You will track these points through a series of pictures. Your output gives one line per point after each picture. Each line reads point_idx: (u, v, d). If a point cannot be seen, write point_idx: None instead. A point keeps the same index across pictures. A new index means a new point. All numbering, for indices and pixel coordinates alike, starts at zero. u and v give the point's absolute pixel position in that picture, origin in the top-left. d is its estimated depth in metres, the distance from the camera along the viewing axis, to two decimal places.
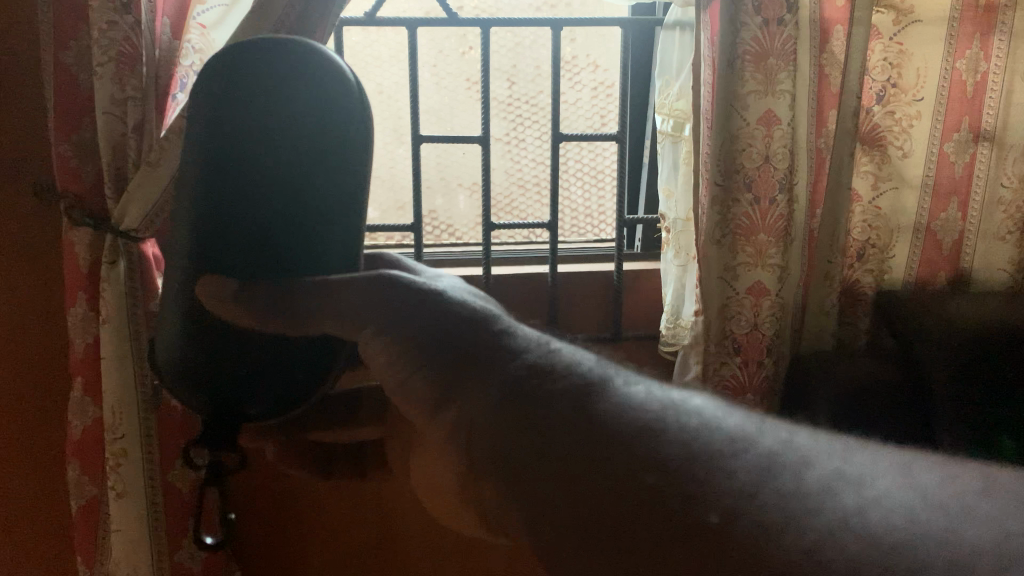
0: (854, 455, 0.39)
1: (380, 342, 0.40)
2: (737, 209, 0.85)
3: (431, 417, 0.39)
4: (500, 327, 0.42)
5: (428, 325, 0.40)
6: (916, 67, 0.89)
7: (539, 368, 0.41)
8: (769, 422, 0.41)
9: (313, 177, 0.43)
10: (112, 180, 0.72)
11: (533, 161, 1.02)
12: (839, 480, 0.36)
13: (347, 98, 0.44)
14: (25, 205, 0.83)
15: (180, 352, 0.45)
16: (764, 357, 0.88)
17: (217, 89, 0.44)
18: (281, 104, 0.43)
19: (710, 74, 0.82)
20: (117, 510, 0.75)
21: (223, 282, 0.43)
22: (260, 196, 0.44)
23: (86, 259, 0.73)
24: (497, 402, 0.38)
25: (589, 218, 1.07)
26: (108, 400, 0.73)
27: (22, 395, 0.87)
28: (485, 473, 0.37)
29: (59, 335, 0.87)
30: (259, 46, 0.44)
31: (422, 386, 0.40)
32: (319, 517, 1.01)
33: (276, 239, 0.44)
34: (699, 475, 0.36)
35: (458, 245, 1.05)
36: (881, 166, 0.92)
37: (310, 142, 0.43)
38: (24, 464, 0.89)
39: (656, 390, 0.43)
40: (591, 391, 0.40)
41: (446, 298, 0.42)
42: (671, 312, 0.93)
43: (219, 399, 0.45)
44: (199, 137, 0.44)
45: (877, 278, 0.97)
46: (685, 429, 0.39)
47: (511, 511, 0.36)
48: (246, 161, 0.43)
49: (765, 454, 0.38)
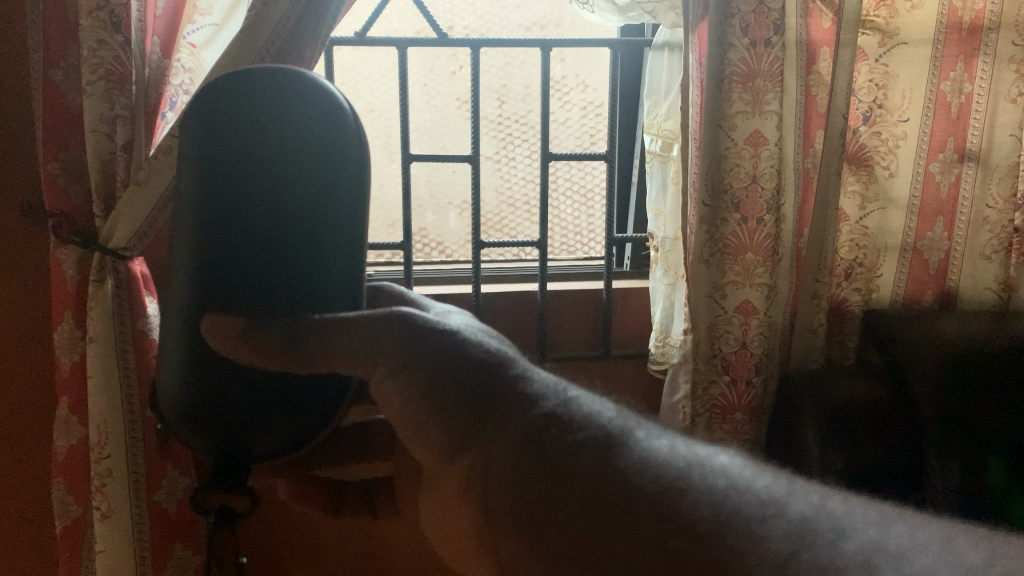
0: (890, 526, 0.37)
1: (393, 384, 0.41)
2: (725, 229, 0.85)
3: (447, 463, 0.40)
4: (517, 371, 0.42)
5: (443, 367, 0.41)
6: (901, 89, 0.90)
7: (560, 418, 0.40)
8: (799, 483, 0.41)
9: (319, 209, 0.43)
10: (99, 198, 0.72)
11: (523, 179, 1.02)
12: (877, 552, 0.34)
13: (344, 125, 0.44)
14: (14, 222, 0.83)
15: (183, 388, 0.45)
16: (752, 376, 0.89)
17: (214, 122, 0.44)
18: (282, 134, 0.43)
19: (698, 94, 0.83)
20: (102, 532, 0.74)
21: (230, 321, 0.42)
22: (262, 226, 0.43)
23: (73, 278, 0.73)
24: (516, 449, 0.39)
25: (578, 236, 1.07)
26: (94, 420, 0.73)
27: (5, 418, 0.87)
28: (500, 518, 0.38)
29: (46, 353, 0.86)
30: (258, 81, 0.44)
31: (437, 431, 0.40)
32: (313, 538, 0.99)
33: (283, 272, 0.43)
34: (730, 541, 0.35)
35: (448, 262, 1.05)
36: (869, 186, 0.93)
37: (313, 173, 0.43)
38: (8, 483, 0.88)
39: (680, 446, 0.43)
40: (613, 444, 0.40)
41: (463, 339, 0.42)
42: (660, 330, 0.93)
43: (223, 438, 0.44)
44: (198, 171, 0.44)
45: (864, 297, 0.98)
46: (712, 491, 0.38)
47: (522, 559, 0.37)
48: (245, 192, 0.43)
49: (797, 521, 0.37)
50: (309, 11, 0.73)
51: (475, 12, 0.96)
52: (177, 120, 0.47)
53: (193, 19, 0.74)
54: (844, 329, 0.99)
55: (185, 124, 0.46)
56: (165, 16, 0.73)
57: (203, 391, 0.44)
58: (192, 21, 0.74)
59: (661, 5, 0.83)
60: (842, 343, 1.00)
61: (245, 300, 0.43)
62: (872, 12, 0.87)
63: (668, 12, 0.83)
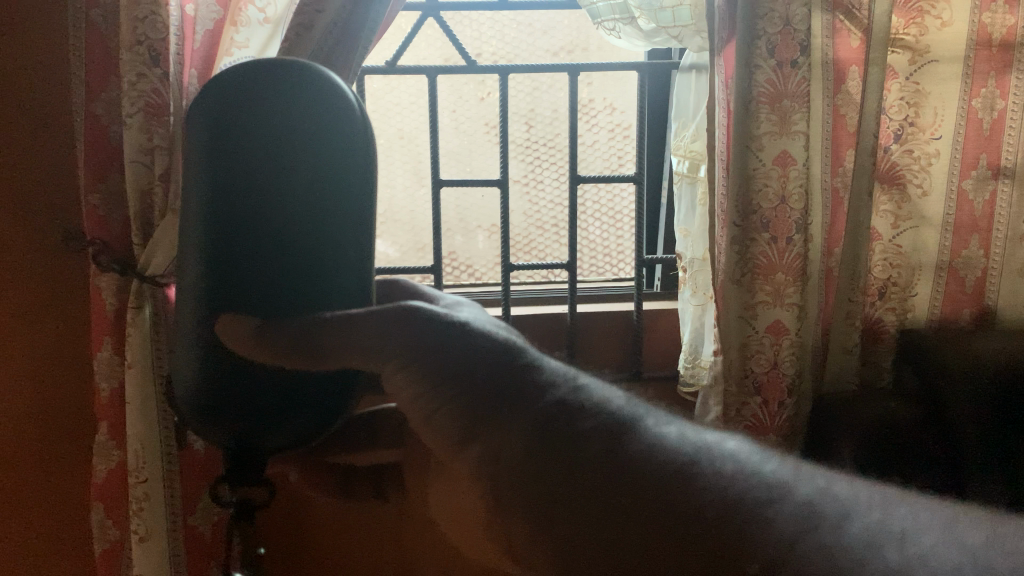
0: (893, 508, 0.37)
1: (404, 377, 0.38)
2: (755, 249, 0.85)
3: (457, 453, 0.38)
4: (532, 359, 0.40)
5: (461, 359, 0.38)
6: (933, 107, 0.89)
7: (573, 407, 0.39)
8: (805, 467, 0.41)
9: (325, 214, 0.45)
10: (138, 227, 0.74)
11: (552, 203, 1.02)
12: (882, 534, 0.35)
13: (350, 119, 0.46)
14: (56, 251, 0.85)
15: (193, 381, 0.47)
16: (785, 397, 0.88)
17: (220, 119, 0.45)
18: (290, 135, 0.44)
19: (724, 117, 0.84)
20: (139, 554, 0.76)
21: (242, 321, 0.43)
22: (270, 226, 0.45)
23: (111, 305, 0.75)
24: (532, 444, 0.37)
25: (607, 257, 1.07)
26: (131, 444, 0.74)
27: (45, 445, 0.88)
28: (516, 512, 0.37)
29: (83, 377, 0.88)
30: (265, 77, 0.45)
31: (449, 423, 0.38)
32: (345, 533, 1.01)
33: (288, 272, 0.45)
34: (739, 522, 0.36)
35: (478, 285, 1.05)
36: (901, 204, 0.92)
37: (309, 168, 0.44)
38: (47, 506, 0.90)
39: (689, 432, 0.42)
40: (626, 431, 0.39)
41: (473, 330, 0.39)
42: (690, 352, 0.93)
43: (238, 431, 0.47)
44: (207, 173, 0.45)
45: (899, 316, 0.96)
46: (720, 474, 0.39)
47: (534, 548, 0.37)
48: (252, 191, 0.44)
49: (802, 504, 0.37)
50: (341, 41, 0.74)
51: (503, 39, 0.97)
52: (185, 114, 0.49)
53: (229, 50, 0.75)
54: (877, 350, 0.98)
55: (194, 125, 0.47)
56: (202, 49, 0.75)
57: (219, 390, 0.46)
58: (229, 52, 0.75)
59: (686, 30, 0.84)
60: (877, 367, 0.98)
61: (248, 302, 0.45)
62: (900, 31, 0.86)
63: (694, 36, 0.85)
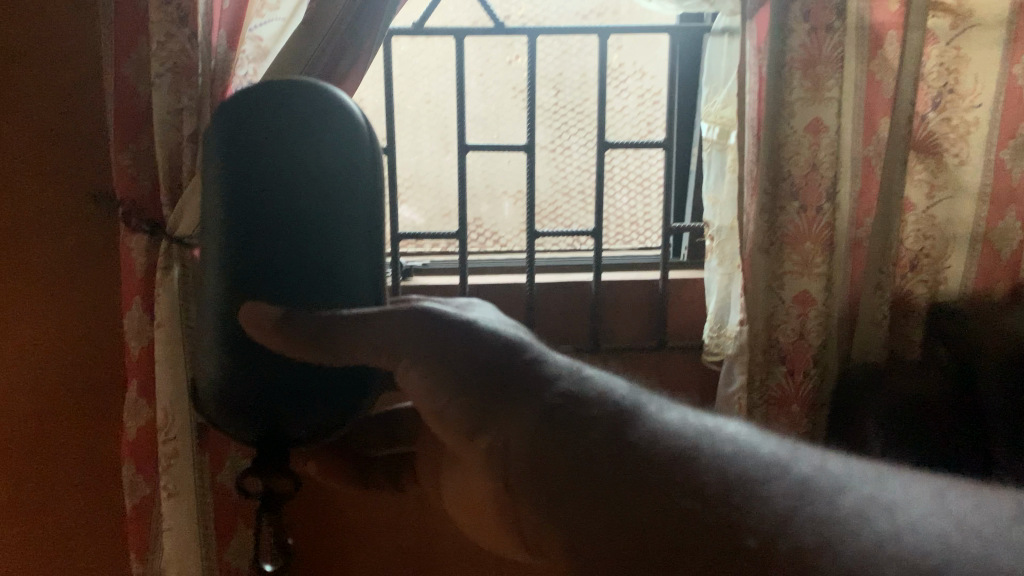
0: (889, 483, 0.40)
1: (418, 372, 0.46)
2: (785, 218, 0.84)
3: (467, 440, 0.45)
4: (533, 354, 0.47)
5: (466, 355, 0.46)
6: (973, 74, 0.86)
7: (571, 395, 0.45)
8: (803, 448, 0.43)
9: (338, 214, 0.52)
10: (167, 188, 0.74)
11: (579, 169, 1.02)
12: (873, 506, 0.38)
13: (357, 131, 0.52)
14: (87, 211, 0.86)
15: (223, 372, 0.53)
16: (811, 367, 0.87)
17: (244, 131, 0.53)
18: (306, 143, 0.52)
19: (755, 82, 0.82)
20: (169, 509, 0.77)
21: (264, 311, 0.49)
22: (290, 223, 0.52)
23: (142, 265, 0.76)
24: (535, 424, 0.43)
25: (634, 225, 1.06)
26: (161, 403, 0.75)
27: (76, 402, 0.90)
28: (528, 493, 0.42)
29: (114, 336, 0.89)
30: (283, 96, 0.53)
31: (460, 412, 0.45)
32: (365, 527, 1.02)
33: (308, 264, 0.52)
34: (737, 501, 0.38)
35: (503, 252, 1.05)
36: (937, 173, 0.90)
37: (309, 154, 0.52)
38: (81, 463, 0.92)
39: (690, 417, 0.45)
40: (622, 417, 0.44)
41: (482, 330, 0.47)
42: (715, 321, 0.91)
43: (264, 420, 0.52)
44: (231, 176, 0.52)
45: (931, 289, 0.94)
46: (721, 455, 0.41)
47: (554, 532, 0.41)
48: (273, 193, 0.52)
49: (800, 480, 0.39)
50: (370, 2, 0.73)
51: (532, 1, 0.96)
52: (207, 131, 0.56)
53: (261, 12, 0.76)
54: (908, 322, 0.95)
55: (215, 137, 0.54)
56: (231, 9, 0.74)
57: (247, 384, 0.52)
58: (260, 14, 0.76)
59: None
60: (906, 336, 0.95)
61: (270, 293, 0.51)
62: None
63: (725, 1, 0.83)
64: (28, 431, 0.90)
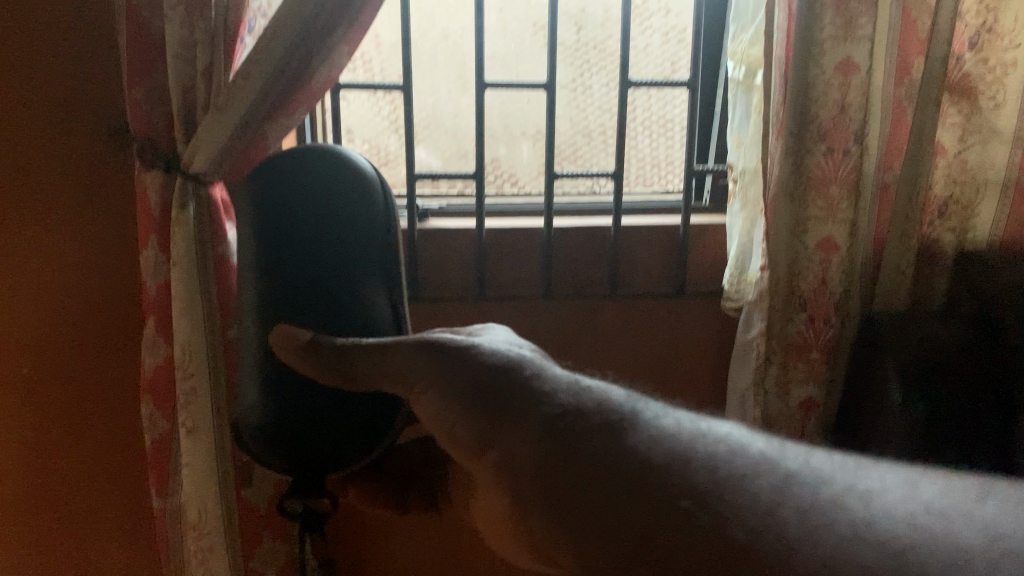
0: (864, 471, 0.43)
1: (429, 395, 0.49)
2: (810, 161, 0.82)
3: (478, 456, 0.47)
4: (533, 372, 0.49)
5: (468, 377, 0.48)
6: (1014, 11, 0.82)
7: (572, 407, 0.46)
8: (789, 444, 0.46)
9: (356, 253, 0.66)
10: (182, 125, 0.74)
11: (600, 109, 0.99)
12: (852, 493, 0.41)
13: (360, 179, 0.68)
14: (101, 147, 0.85)
15: (265, 404, 0.64)
16: (832, 315, 0.86)
17: (274, 193, 0.68)
18: (322, 195, 0.67)
19: (784, 21, 0.78)
20: (188, 446, 0.77)
21: (292, 336, 0.56)
22: (319, 262, 0.66)
23: (156, 202, 0.75)
24: (539, 438, 0.45)
25: (656, 168, 1.04)
26: (178, 341, 0.75)
27: (93, 340, 0.91)
28: (533, 507, 0.43)
29: (129, 274, 0.89)
30: (299, 165, 0.68)
31: (467, 429, 0.47)
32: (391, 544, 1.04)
33: (337, 296, 0.65)
34: (728, 497, 0.41)
35: (520, 195, 1.03)
36: (970, 117, 0.87)
37: (329, 205, 0.67)
38: (100, 400, 0.93)
39: (685, 422, 0.47)
40: (621, 425, 0.46)
41: (484, 354, 0.50)
42: (737, 266, 0.87)
43: (304, 448, 0.63)
44: (267, 232, 0.66)
45: (959, 236, 0.92)
46: (712, 456, 0.44)
47: (558, 540, 0.42)
48: (302, 238, 0.66)
49: (785, 474, 0.42)
50: None
51: None
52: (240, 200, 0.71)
53: None
54: (933, 268, 0.93)
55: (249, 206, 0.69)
56: None
57: (288, 415, 0.63)
58: None
59: None
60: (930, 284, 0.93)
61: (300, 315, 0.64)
62: None
63: None
64: (47, 368, 0.91)
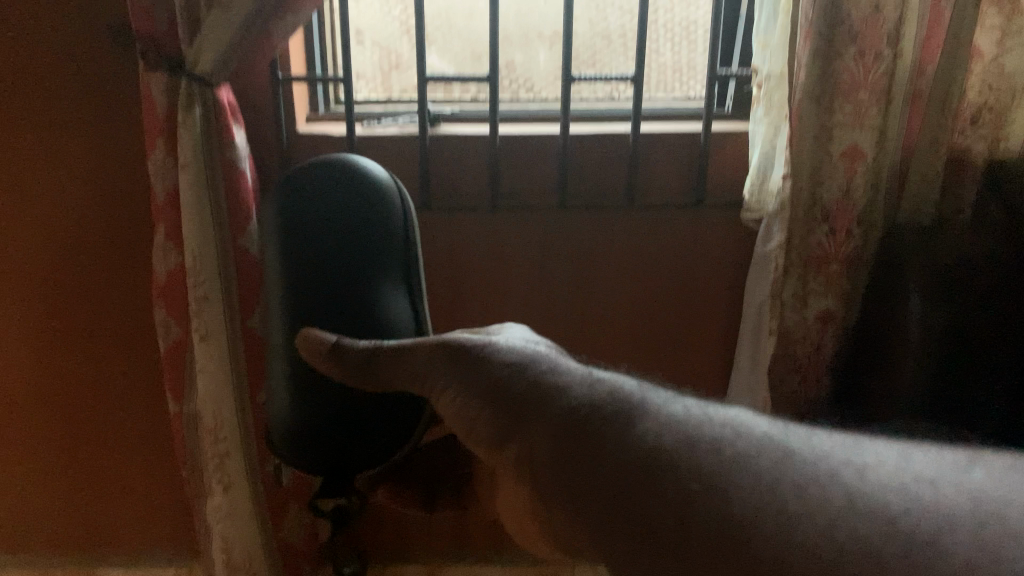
0: (863, 444, 0.40)
1: (453, 395, 0.47)
2: (840, 65, 0.78)
3: (499, 450, 0.44)
4: (544, 367, 0.45)
5: (489, 376, 0.46)
6: None
7: (581, 400, 0.43)
8: (794, 424, 0.42)
9: (371, 250, 0.67)
10: (185, 19, 0.71)
11: (621, 10, 0.96)
12: (848, 465, 0.37)
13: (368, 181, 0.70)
14: (103, 46, 0.82)
15: (297, 411, 0.66)
16: (854, 226, 0.84)
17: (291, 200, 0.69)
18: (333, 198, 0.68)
19: None
20: (202, 352, 0.77)
21: (317, 342, 0.54)
22: (337, 263, 0.66)
23: (162, 103, 0.73)
24: (556, 431, 0.42)
25: (678, 73, 1.01)
26: (187, 246, 0.74)
27: (106, 247, 0.90)
28: (554, 502, 0.41)
29: (138, 180, 0.88)
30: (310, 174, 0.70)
31: (489, 425, 0.45)
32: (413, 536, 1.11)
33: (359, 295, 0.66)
34: (735, 487, 0.37)
35: (536, 101, 1.00)
36: (1011, 19, 0.82)
37: (342, 206, 0.68)
38: (114, 308, 0.93)
39: (689, 406, 0.44)
40: (624, 411, 0.42)
41: (500, 351, 0.47)
42: (758, 174, 0.86)
43: (338, 451, 0.65)
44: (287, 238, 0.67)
45: (991, 145, 0.88)
46: (716, 441, 0.40)
47: (580, 536, 0.39)
48: (319, 240, 0.67)
49: (792, 455, 0.38)
50: None
51: None
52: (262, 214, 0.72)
53: None
54: (962, 181, 0.89)
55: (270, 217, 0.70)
56: None
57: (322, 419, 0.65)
58: None
59: None
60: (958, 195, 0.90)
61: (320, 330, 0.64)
62: None
63: None
64: (61, 276, 0.91)
